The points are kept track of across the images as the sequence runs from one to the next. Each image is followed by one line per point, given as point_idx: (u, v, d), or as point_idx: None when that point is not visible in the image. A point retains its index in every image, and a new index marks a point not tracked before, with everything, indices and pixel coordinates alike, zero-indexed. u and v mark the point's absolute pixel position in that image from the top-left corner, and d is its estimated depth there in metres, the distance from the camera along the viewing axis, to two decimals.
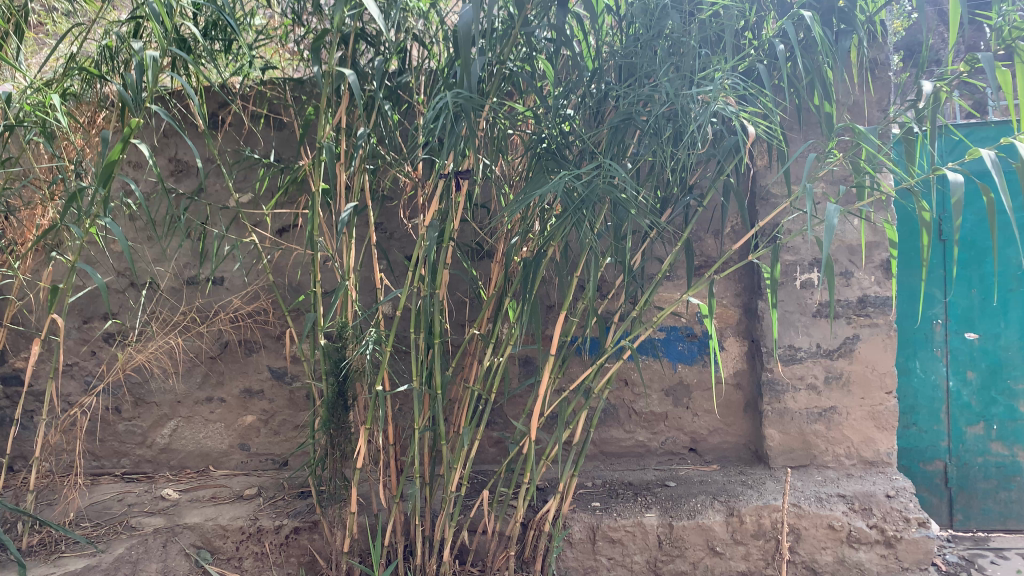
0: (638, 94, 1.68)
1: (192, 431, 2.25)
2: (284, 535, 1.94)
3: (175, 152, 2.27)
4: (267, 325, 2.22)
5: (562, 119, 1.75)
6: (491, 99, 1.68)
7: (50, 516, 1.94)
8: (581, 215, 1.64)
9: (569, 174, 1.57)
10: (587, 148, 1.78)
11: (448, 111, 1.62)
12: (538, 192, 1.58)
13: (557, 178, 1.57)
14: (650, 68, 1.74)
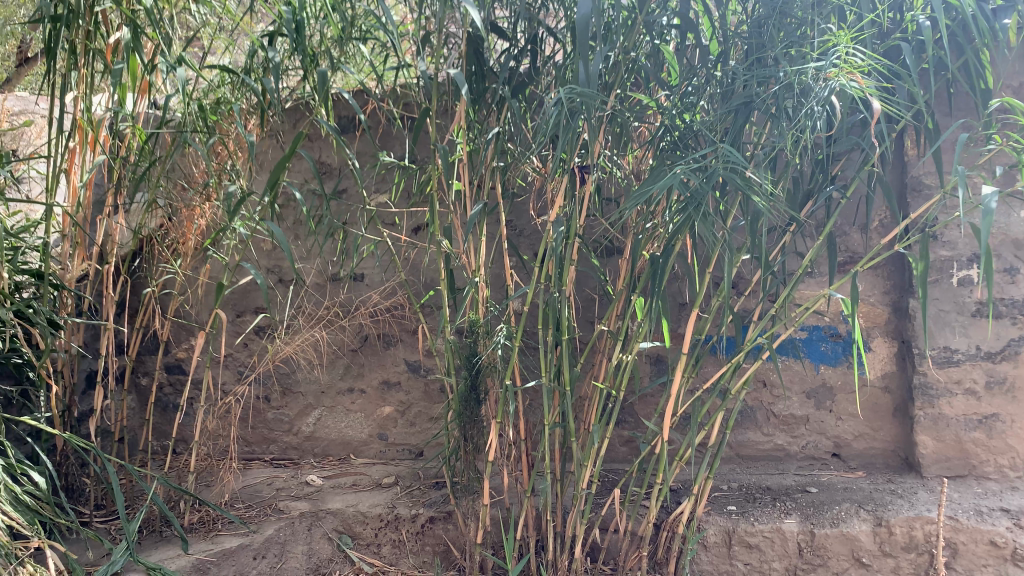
0: (757, 74, 1.62)
1: (335, 420, 2.35)
2: (420, 524, 2.00)
3: (320, 154, 2.38)
4: (404, 320, 2.29)
5: (686, 109, 1.72)
6: (616, 92, 1.68)
7: (208, 496, 2.08)
8: (704, 208, 1.59)
9: (685, 166, 1.53)
10: (712, 137, 1.72)
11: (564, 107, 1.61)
12: (650, 191, 1.54)
13: (674, 172, 1.53)
14: (769, 48, 1.67)
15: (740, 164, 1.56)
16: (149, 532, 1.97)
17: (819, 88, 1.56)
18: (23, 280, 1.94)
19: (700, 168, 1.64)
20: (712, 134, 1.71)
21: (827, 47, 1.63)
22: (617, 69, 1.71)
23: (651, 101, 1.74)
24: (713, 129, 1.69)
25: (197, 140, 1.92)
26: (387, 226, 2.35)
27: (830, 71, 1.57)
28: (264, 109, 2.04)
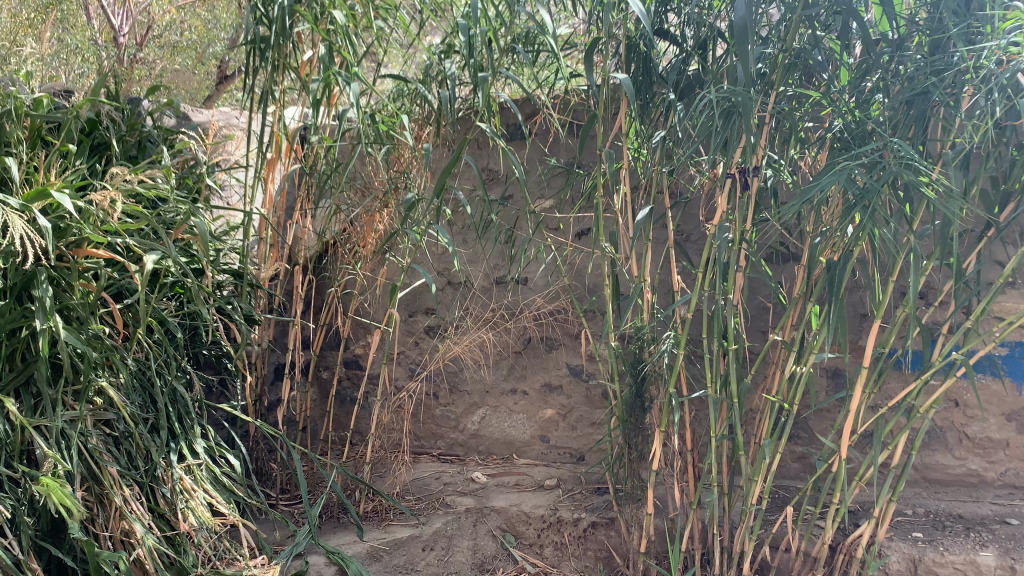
0: (930, 62, 1.51)
1: (499, 420, 2.39)
2: (582, 528, 2.01)
3: (487, 162, 2.43)
4: (567, 324, 2.31)
5: (864, 103, 1.64)
6: (779, 88, 1.62)
7: (381, 486, 2.19)
8: (876, 206, 1.48)
9: (852, 162, 1.45)
10: (893, 133, 1.61)
11: (714, 105, 1.61)
12: (821, 186, 1.47)
13: (839, 168, 1.45)
14: (944, 33, 1.55)
15: (916, 159, 1.45)
16: (328, 517, 2.10)
17: (1000, 72, 1.44)
18: (223, 278, 2.14)
19: (872, 166, 1.55)
20: (892, 132, 1.60)
21: (1010, 27, 1.49)
22: (779, 66, 1.65)
23: (823, 98, 1.66)
24: (890, 125, 1.59)
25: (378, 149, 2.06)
26: (552, 232, 2.36)
27: (1012, 51, 1.45)
28: (438, 117, 2.12)
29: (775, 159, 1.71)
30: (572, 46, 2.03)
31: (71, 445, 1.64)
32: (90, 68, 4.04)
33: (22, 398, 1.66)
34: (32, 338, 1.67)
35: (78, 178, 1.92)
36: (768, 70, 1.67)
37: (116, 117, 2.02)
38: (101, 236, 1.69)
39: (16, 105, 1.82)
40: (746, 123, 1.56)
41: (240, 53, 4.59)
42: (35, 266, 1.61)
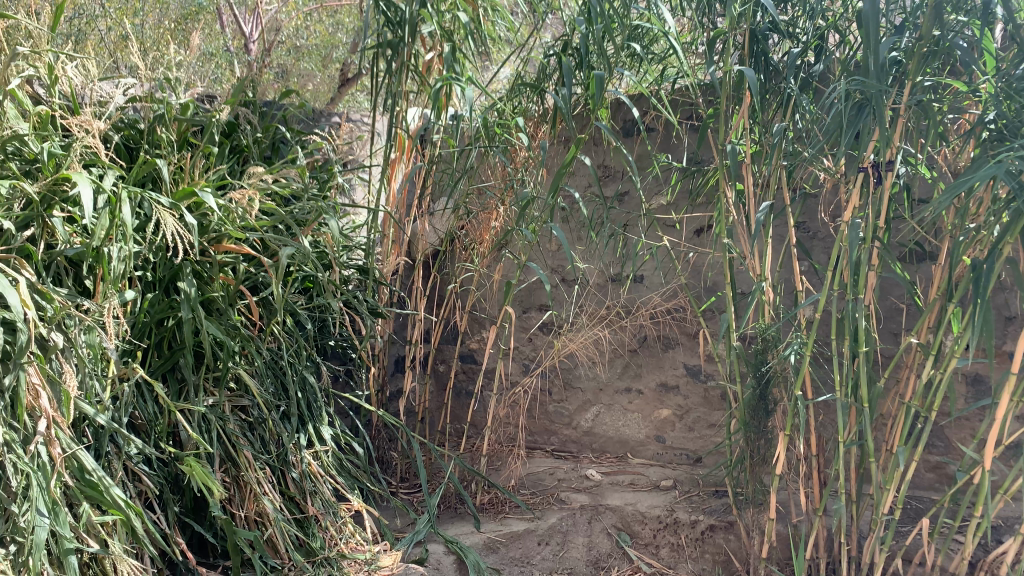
0: None
1: (613, 418, 2.35)
2: (701, 530, 1.98)
3: (602, 158, 2.34)
4: (685, 323, 2.24)
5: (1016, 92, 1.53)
6: (915, 80, 1.53)
7: (497, 479, 2.22)
8: None
9: (1014, 155, 1.34)
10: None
11: (846, 97, 1.54)
12: (973, 182, 1.38)
13: (999, 161, 1.34)
14: None
15: None
16: (446, 507, 2.14)
17: None
18: (349, 273, 2.23)
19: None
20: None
21: None
22: (913, 58, 1.57)
23: (967, 87, 1.56)
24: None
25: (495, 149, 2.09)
26: (666, 230, 2.27)
27: None
28: (555, 115, 2.13)
29: (910, 153, 1.65)
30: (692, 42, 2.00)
31: (211, 428, 1.75)
32: (222, 75, 4.29)
33: (169, 383, 1.79)
34: (177, 328, 1.80)
35: (219, 178, 2.04)
36: (905, 58, 1.58)
37: (252, 120, 2.13)
38: (239, 233, 1.80)
39: (165, 110, 1.95)
40: (885, 115, 1.49)
41: (361, 57, 4.77)
42: (181, 261, 1.73)
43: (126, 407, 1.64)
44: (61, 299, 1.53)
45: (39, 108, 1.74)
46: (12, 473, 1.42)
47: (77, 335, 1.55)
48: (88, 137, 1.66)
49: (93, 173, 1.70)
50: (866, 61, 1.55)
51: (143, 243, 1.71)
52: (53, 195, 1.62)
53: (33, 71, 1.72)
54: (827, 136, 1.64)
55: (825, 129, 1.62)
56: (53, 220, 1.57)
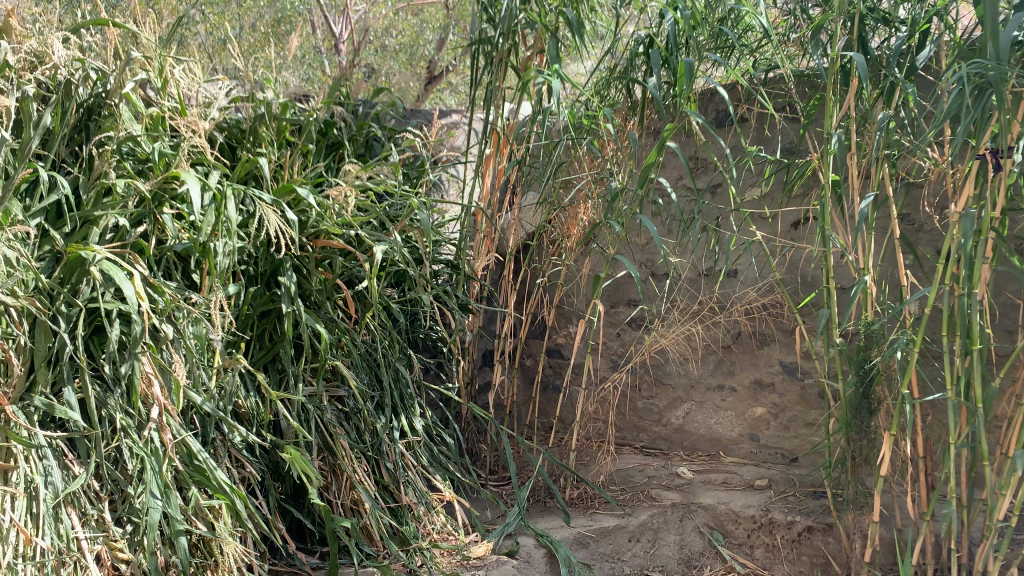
0: None
1: (705, 415, 2.29)
2: (797, 531, 1.92)
3: (694, 150, 2.30)
4: (781, 318, 2.15)
5: None
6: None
7: (587, 474, 2.22)
8: None
9: None
10: None
11: (963, 81, 1.46)
12: None
13: None
14: None
15: None
16: (536, 501, 2.16)
17: None
18: (440, 267, 2.26)
19: None
20: None
21: None
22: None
23: None
24: None
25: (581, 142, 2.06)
26: (761, 222, 2.20)
27: None
28: (645, 107, 2.11)
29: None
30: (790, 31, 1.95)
31: (310, 417, 1.82)
32: (314, 75, 4.42)
33: (269, 373, 1.85)
34: (278, 320, 1.86)
35: (315, 175, 2.11)
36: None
37: (348, 118, 2.19)
38: (337, 228, 1.86)
39: (266, 110, 2.02)
40: (1003, 101, 1.41)
41: (447, 53, 4.83)
42: (282, 256, 1.80)
43: (230, 395, 1.70)
44: (171, 292, 1.60)
45: (151, 109, 1.82)
46: (130, 456, 1.52)
47: (186, 325, 1.62)
48: (196, 137, 1.73)
49: (200, 171, 1.78)
50: (985, 43, 1.47)
51: (248, 239, 1.80)
52: (163, 193, 1.69)
53: (146, 75, 1.80)
54: (938, 124, 1.56)
55: (937, 116, 1.54)
56: (164, 216, 1.64)
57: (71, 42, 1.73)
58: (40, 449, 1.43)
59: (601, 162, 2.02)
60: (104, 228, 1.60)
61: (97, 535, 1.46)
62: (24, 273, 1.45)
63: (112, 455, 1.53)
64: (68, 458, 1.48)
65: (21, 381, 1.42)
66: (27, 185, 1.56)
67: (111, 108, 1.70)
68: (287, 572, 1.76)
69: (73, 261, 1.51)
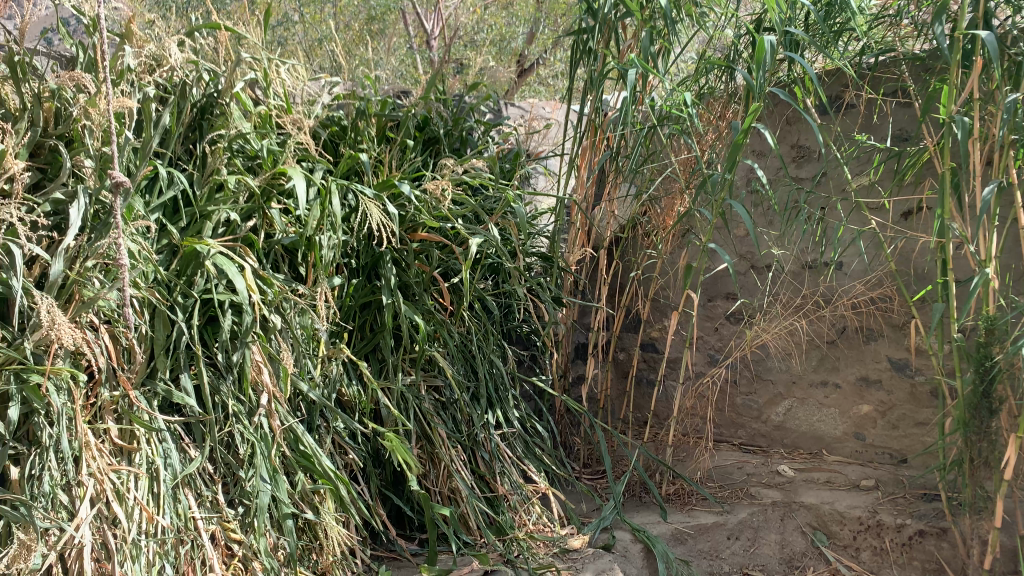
0: None
1: (807, 413, 2.20)
2: (907, 535, 1.86)
3: (797, 138, 2.21)
4: (891, 313, 2.05)
5: None
6: None
7: (684, 470, 2.19)
8: None
9: None
10: None
11: None
12: None
13: None
14: None
15: None
16: (631, 496, 2.14)
17: None
18: (533, 259, 2.27)
19: None
20: None
21: None
22: None
23: None
24: None
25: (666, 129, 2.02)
26: (872, 212, 2.10)
27: None
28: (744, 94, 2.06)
29: None
30: (901, 12, 1.86)
31: (410, 406, 1.87)
32: (407, 70, 4.49)
33: (370, 363, 1.90)
34: (378, 312, 1.91)
35: (413, 170, 2.15)
36: None
37: (444, 113, 2.22)
38: (434, 221, 1.91)
39: (366, 106, 2.06)
40: None
41: (540, 47, 4.82)
42: (383, 249, 1.85)
43: (334, 383, 1.76)
44: (279, 284, 1.66)
45: (259, 108, 1.88)
46: (241, 441, 1.58)
47: (292, 316, 1.69)
48: (300, 133, 1.78)
49: (305, 167, 1.85)
50: None
51: (350, 233, 1.85)
52: (271, 188, 1.76)
53: (255, 74, 1.87)
54: None
55: None
56: (272, 212, 1.72)
57: (186, 45, 1.80)
58: (160, 433, 1.50)
59: (694, 149, 1.92)
60: (216, 222, 1.67)
61: (212, 515, 1.53)
62: (146, 265, 1.52)
63: (225, 439, 1.60)
64: (185, 441, 1.56)
65: (143, 367, 1.50)
66: (147, 181, 1.63)
67: (221, 107, 1.77)
68: (387, 558, 1.81)
69: (189, 254, 1.58)
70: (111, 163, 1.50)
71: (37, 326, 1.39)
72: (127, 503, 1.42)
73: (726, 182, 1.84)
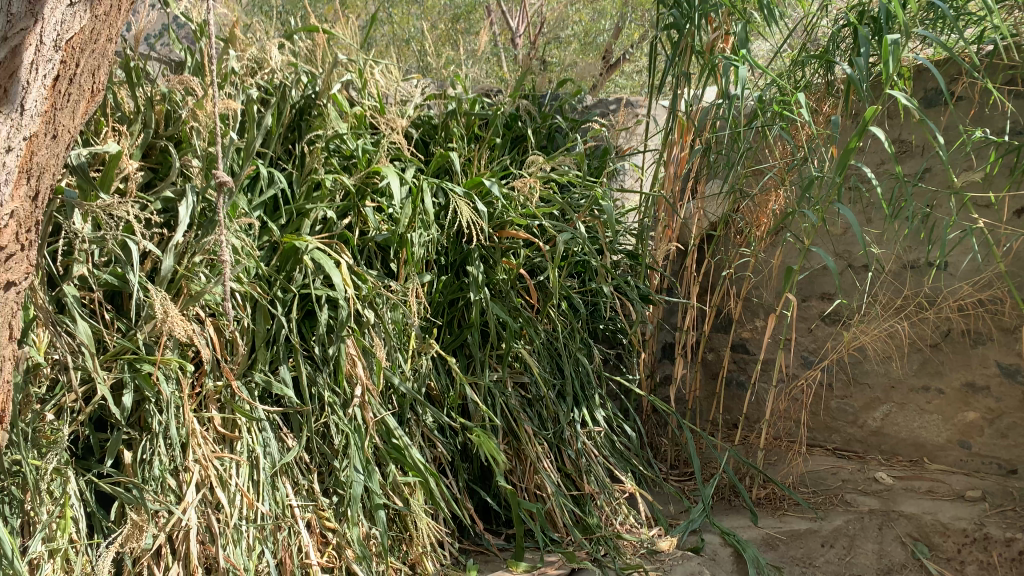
0: None
1: (907, 419, 2.10)
2: (1017, 550, 1.79)
3: (899, 133, 2.13)
4: (1002, 317, 1.96)
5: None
6: None
7: (775, 473, 2.14)
8: None
9: None
10: None
11: None
12: None
13: None
14: None
15: None
16: (720, 499, 2.11)
17: None
18: (620, 257, 2.26)
19: None
20: None
21: None
22: None
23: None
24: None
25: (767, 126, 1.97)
26: (981, 209, 2.00)
27: None
28: (843, 87, 1.99)
29: None
30: None
31: (497, 402, 1.88)
32: (491, 67, 4.52)
33: (458, 358, 1.92)
34: (466, 308, 1.93)
35: (501, 168, 2.16)
36: None
37: (533, 111, 2.22)
38: (522, 218, 1.92)
39: (457, 106, 2.09)
40: None
41: (625, 42, 4.79)
42: (472, 246, 1.88)
43: (424, 377, 1.78)
44: (373, 280, 1.71)
45: (354, 109, 1.93)
46: (336, 432, 1.64)
47: (385, 311, 1.73)
48: (394, 133, 1.82)
49: (398, 166, 1.89)
50: None
51: (440, 230, 1.89)
52: (366, 186, 1.82)
53: (350, 76, 1.91)
54: None
55: None
56: (366, 210, 1.77)
57: (286, 48, 1.86)
58: (260, 422, 1.56)
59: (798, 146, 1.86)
60: (313, 220, 1.72)
61: (308, 503, 1.58)
62: (248, 260, 1.59)
63: (321, 430, 1.65)
64: (283, 431, 1.61)
65: (245, 359, 1.56)
66: (249, 180, 1.70)
67: (319, 108, 1.83)
68: (474, 551, 1.83)
69: (288, 250, 1.64)
70: (217, 162, 1.57)
71: (150, 318, 1.46)
72: (229, 489, 1.48)
73: (832, 182, 1.78)
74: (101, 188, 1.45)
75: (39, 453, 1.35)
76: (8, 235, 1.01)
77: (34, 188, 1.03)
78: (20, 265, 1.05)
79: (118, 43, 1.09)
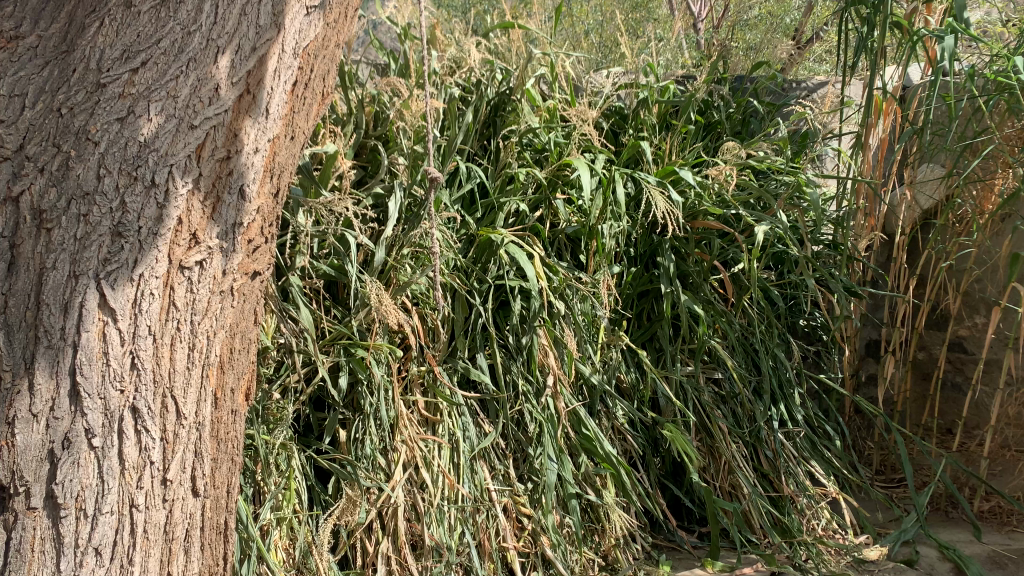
0: None
1: None
2: None
3: None
4: None
5: None
6: None
7: (1002, 484, 1.97)
8: None
9: None
10: None
11: None
12: None
13: None
14: None
15: None
16: (935, 509, 1.97)
17: None
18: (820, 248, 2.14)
19: None
20: None
21: None
22: None
23: None
24: None
25: (990, 101, 1.80)
26: None
27: None
28: None
29: None
30: None
31: (689, 396, 1.85)
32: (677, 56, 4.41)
33: (648, 351, 1.90)
34: (656, 300, 1.91)
35: (694, 155, 2.11)
36: None
37: (727, 96, 2.15)
38: (716, 208, 1.88)
39: (648, 94, 2.06)
40: None
41: (820, 20, 4.52)
42: (664, 237, 1.85)
43: (615, 370, 1.78)
44: (564, 272, 1.75)
45: (546, 102, 1.96)
46: (530, 420, 1.66)
47: (575, 303, 1.75)
48: (585, 125, 1.82)
49: (589, 158, 1.90)
50: None
51: (632, 220, 1.89)
52: (557, 179, 1.84)
53: (543, 70, 1.94)
54: None
55: None
56: (557, 202, 1.80)
57: (482, 46, 1.91)
58: (459, 407, 1.62)
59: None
60: (506, 213, 1.77)
61: (504, 488, 1.62)
62: (449, 252, 1.66)
63: (515, 417, 1.69)
64: (480, 417, 1.66)
65: (445, 346, 1.63)
66: (449, 174, 1.77)
67: (513, 103, 1.87)
68: (667, 547, 1.80)
69: (485, 243, 1.70)
70: (421, 160, 1.65)
71: (362, 307, 1.56)
72: (433, 470, 1.55)
73: None
74: (321, 184, 1.56)
75: (268, 429, 1.48)
76: (255, 229, 1.12)
77: (275, 186, 1.14)
78: (264, 255, 1.16)
79: (341, 49, 1.21)
